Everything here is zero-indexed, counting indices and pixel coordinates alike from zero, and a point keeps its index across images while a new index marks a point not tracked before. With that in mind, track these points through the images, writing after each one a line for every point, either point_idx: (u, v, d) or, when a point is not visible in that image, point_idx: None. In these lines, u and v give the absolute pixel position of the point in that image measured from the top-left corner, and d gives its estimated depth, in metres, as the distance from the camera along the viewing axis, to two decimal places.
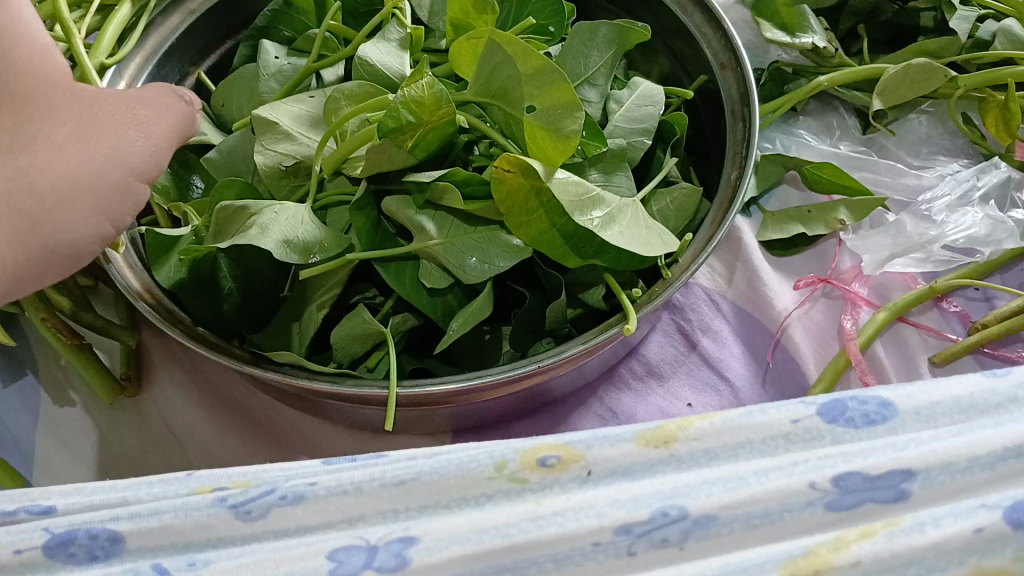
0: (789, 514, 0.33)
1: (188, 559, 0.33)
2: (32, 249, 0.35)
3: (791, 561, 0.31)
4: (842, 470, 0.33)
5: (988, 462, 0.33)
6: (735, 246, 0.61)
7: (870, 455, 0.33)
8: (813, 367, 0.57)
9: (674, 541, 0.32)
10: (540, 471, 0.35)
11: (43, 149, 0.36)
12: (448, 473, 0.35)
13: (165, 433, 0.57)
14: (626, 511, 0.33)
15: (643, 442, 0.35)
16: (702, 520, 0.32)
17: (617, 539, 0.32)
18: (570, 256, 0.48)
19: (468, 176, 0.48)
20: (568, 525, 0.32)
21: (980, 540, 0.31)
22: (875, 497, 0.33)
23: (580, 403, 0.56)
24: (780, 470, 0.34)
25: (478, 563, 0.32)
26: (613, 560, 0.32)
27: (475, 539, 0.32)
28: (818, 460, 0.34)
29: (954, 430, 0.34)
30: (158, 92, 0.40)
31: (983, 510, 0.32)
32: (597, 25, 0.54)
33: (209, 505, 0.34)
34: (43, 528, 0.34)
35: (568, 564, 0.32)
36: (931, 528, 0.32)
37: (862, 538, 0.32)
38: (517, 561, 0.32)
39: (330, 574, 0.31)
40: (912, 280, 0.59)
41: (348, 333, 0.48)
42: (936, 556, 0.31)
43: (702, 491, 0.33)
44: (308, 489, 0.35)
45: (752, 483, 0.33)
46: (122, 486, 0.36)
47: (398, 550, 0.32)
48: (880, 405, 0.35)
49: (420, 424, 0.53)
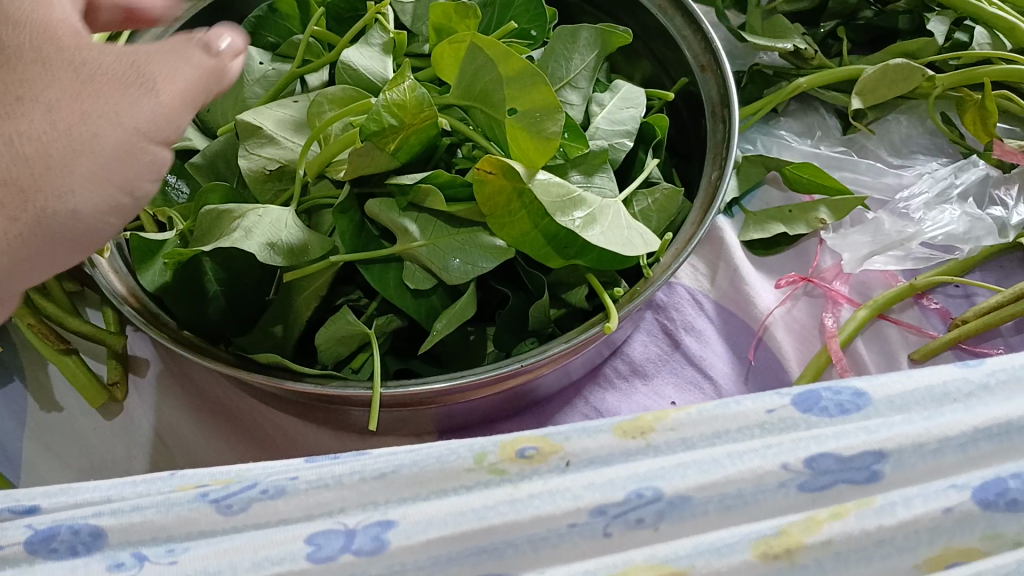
0: (760, 495, 0.34)
1: (167, 547, 0.34)
2: (31, 219, 0.33)
3: (764, 539, 0.33)
4: (814, 452, 0.35)
5: (960, 444, 0.34)
6: (717, 246, 0.61)
7: (842, 439, 0.35)
8: (796, 366, 0.57)
9: (649, 522, 0.34)
10: (519, 462, 0.36)
11: (29, 111, 0.33)
12: (428, 464, 0.36)
13: (151, 437, 0.57)
14: (601, 493, 0.34)
15: (620, 433, 0.37)
16: (677, 500, 0.34)
17: (593, 519, 0.34)
18: (552, 257, 0.49)
19: (451, 178, 0.49)
20: (545, 507, 0.34)
21: (949, 521, 0.33)
22: (846, 479, 0.34)
23: (565, 403, 0.57)
24: (753, 452, 0.35)
25: (457, 545, 0.33)
26: (590, 542, 0.34)
27: (453, 522, 0.33)
28: (792, 442, 0.35)
29: (925, 414, 0.36)
30: (175, 43, 0.36)
31: (952, 491, 0.33)
32: (578, 28, 0.55)
33: (191, 500, 0.35)
34: (26, 526, 0.34)
35: (544, 546, 0.33)
36: (903, 510, 0.33)
37: (834, 519, 0.33)
38: (495, 543, 0.33)
39: (308, 557, 0.32)
40: (893, 278, 0.60)
41: (332, 335, 0.49)
42: (905, 536, 0.33)
43: (677, 473, 0.34)
44: (289, 483, 0.35)
45: (724, 466, 0.35)
46: (106, 486, 0.36)
47: (376, 533, 0.33)
48: (853, 394, 0.37)
49: (406, 425, 0.53)
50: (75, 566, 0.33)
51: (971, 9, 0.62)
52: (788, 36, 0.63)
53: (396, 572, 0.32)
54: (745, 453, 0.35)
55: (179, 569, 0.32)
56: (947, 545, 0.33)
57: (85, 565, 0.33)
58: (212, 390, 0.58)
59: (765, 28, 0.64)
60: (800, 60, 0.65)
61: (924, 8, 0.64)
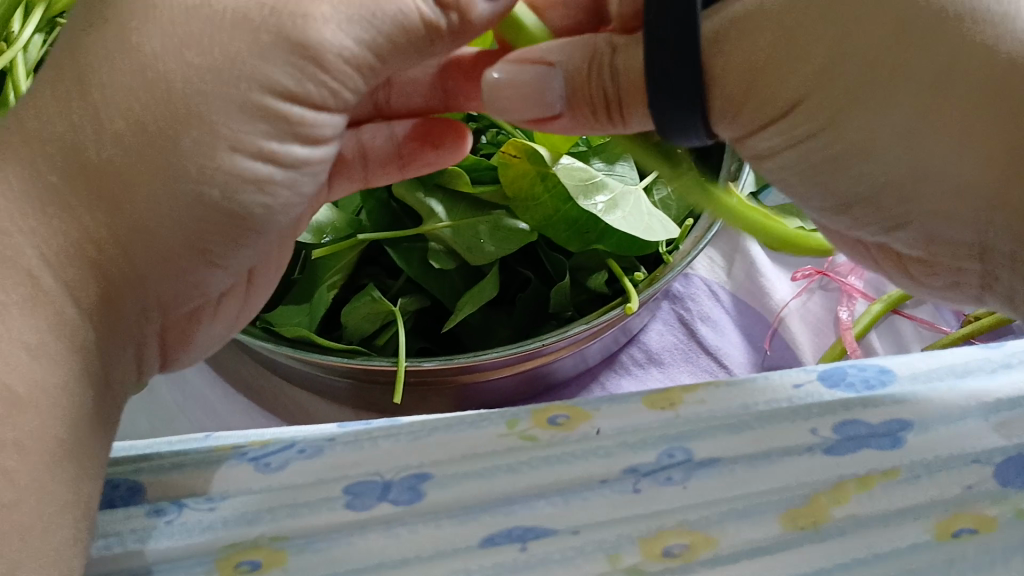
0: (789, 457, 0.38)
1: (207, 498, 0.36)
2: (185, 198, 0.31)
3: (794, 508, 0.37)
4: (844, 420, 0.39)
5: (982, 414, 0.39)
6: (734, 239, 0.63)
7: (868, 407, 0.39)
8: (810, 357, 0.58)
9: (678, 480, 0.38)
10: (550, 429, 0.39)
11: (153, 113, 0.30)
12: (462, 429, 0.38)
13: (175, 413, 0.58)
14: (632, 451, 0.38)
15: (649, 404, 0.40)
16: (706, 462, 0.38)
17: (624, 476, 0.38)
18: (572, 242, 0.49)
19: (476, 160, 0.51)
20: (576, 465, 0.38)
21: (970, 494, 0.38)
22: (872, 443, 0.39)
23: (581, 388, 0.57)
24: (784, 419, 0.39)
25: (490, 496, 0.37)
26: (619, 496, 0.37)
27: (490, 475, 0.37)
28: (822, 408, 0.40)
29: (953, 377, 0.40)
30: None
31: (975, 465, 0.38)
32: None
33: (230, 458, 0.37)
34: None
35: (574, 498, 0.37)
36: (926, 479, 0.38)
37: (862, 488, 0.38)
38: (523, 496, 0.37)
39: (347, 506, 0.36)
40: (907, 274, 0.61)
41: (358, 313, 0.50)
42: (926, 505, 0.38)
43: (707, 435, 0.39)
44: (326, 443, 0.37)
45: (754, 428, 0.39)
46: (141, 445, 0.38)
47: (412, 484, 0.37)
48: (878, 371, 0.41)
49: (424, 406, 0.54)
50: (120, 508, 0.35)
51: None
52: None
53: (430, 518, 0.36)
54: (771, 418, 0.39)
55: (219, 514, 0.35)
56: (959, 512, 0.38)
57: (127, 508, 0.35)
58: (236, 366, 0.59)
59: None
60: None
61: None
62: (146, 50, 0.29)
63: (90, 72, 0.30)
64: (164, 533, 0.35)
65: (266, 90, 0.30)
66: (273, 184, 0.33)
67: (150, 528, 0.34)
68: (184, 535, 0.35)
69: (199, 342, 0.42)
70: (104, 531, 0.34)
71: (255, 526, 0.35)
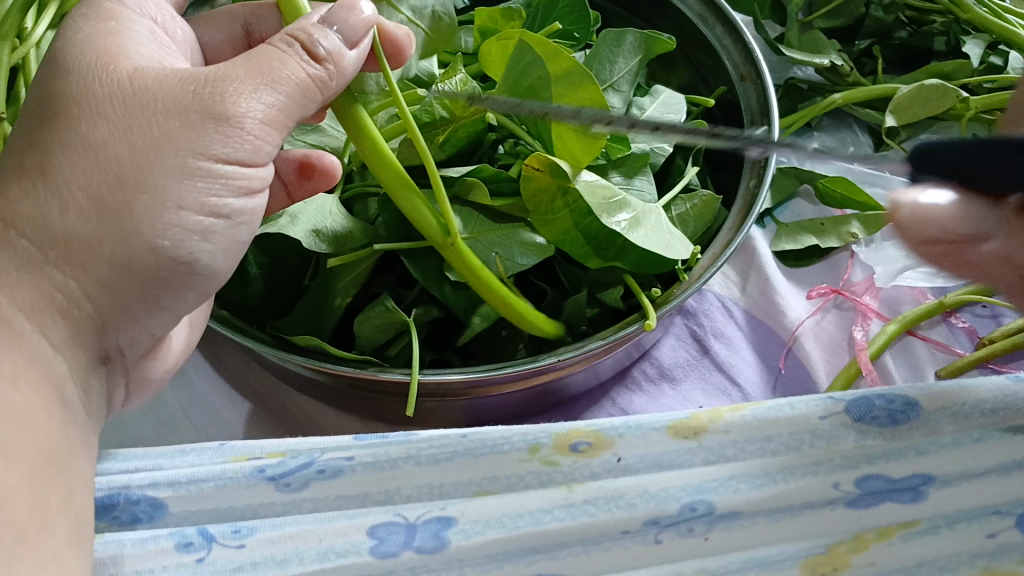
0: (811, 510, 0.37)
1: (232, 526, 0.35)
2: (120, 239, 0.34)
3: (813, 557, 0.37)
4: (864, 473, 0.38)
5: (1003, 470, 0.38)
6: (750, 254, 0.62)
7: (892, 459, 0.38)
8: (824, 377, 0.58)
9: (699, 532, 0.37)
10: (572, 455, 0.38)
11: (95, 168, 0.33)
12: (481, 453, 0.38)
13: (181, 419, 0.57)
14: (654, 504, 0.37)
15: (674, 434, 0.39)
16: (728, 514, 0.37)
17: (645, 528, 0.36)
18: (590, 257, 0.49)
19: (496, 172, 0.50)
20: (598, 516, 0.36)
21: (991, 544, 0.37)
22: (896, 498, 0.37)
23: (592, 403, 0.57)
24: (805, 468, 0.38)
25: (513, 545, 0.35)
26: (640, 547, 0.36)
27: (511, 525, 0.35)
28: (844, 460, 0.38)
29: (974, 436, 0.38)
30: (255, 61, 0.34)
31: (995, 516, 0.37)
32: (624, 33, 0.55)
33: (247, 474, 0.36)
34: (103, 482, 0.36)
35: (596, 548, 0.36)
36: (946, 531, 0.37)
37: (881, 538, 0.37)
38: (548, 545, 0.36)
39: (371, 552, 0.34)
40: (922, 296, 0.61)
41: (372, 324, 0.49)
42: (947, 558, 0.37)
43: (730, 487, 0.37)
44: (344, 463, 0.37)
45: (777, 482, 0.37)
46: (154, 453, 0.37)
47: (436, 531, 0.35)
48: (904, 403, 0.39)
49: (434, 417, 0.53)
50: (146, 540, 0.34)
51: (1004, 32, 0.62)
52: (824, 52, 0.63)
53: (453, 567, 0.35)
54: (797, 469, 0.37)
55: (247, 554, 0.34)
56: (988, 567, 0.37)
57: (154, 539, 0.34)
58: (246, 372, 0.59)
59: (801, 41, 0.65)
60: (835, 75, 0.66)
61: (960, 31, 0.65)
62: (96, 136, 0.33)
63: (48, 157, 0.33)
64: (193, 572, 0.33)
65: (206, 157, 0.34)
66: (214, 232, 0.37)
67: (181, 568, 0.33)
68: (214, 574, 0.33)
69: (153, 381, 0.45)
70: (130, 564, 0.33)
71: (284, 571, 0.33)
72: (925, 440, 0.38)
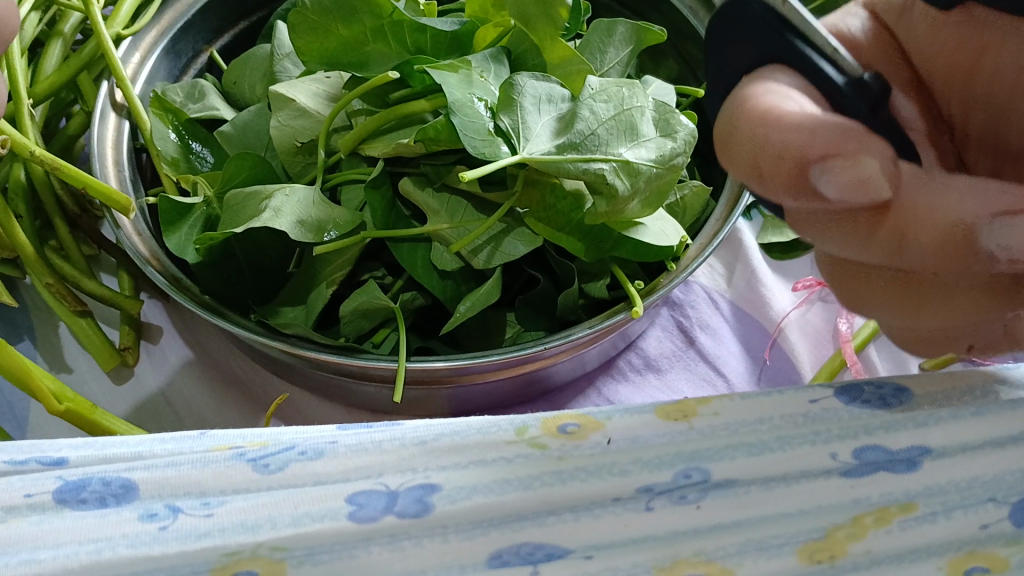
0: (807, 480, 0.37)
1: (201, 500, 0.35)
2: None
3: (811, 543, 0.38)
4: (864, 444, 0.37)
5: (1000, 442, 0.37)
6: (735, 247, 0.63)
7: (893, 430, 0.37)
8: (808, 369, 0.58)
9: (692, 500, 0.37)
10: (560, 437, 0.37)
11: None
12: (471, 435, 0.37)
13: (162, 404, 0.57)
14: (650, 471, 0.37)
15: (663, 415, 0.38)
16: (722, 483, 0.37)
17: (638, 495, 0.37)
18: (587, 251, 0.48)
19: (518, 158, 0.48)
20: (592, 481, 0.36)
21: (983, 534, 0.37)
22: (890, 469, 0.37)
23: (578, 392, 0.57)
24: (802, 437, 0.37)
25: (499, 511, 0.35)
26: (632, 513, 0.37)
27: (499, 490, 0.35)
28: (842, 430, 0.37)
29: (972, 410, 0.37)
30: None
31: (991, 504, 0.37)
32: (614, 23, 0.54)
33: (228, 458, 0.36)
34: (25, 494, 0.34)
35: (586, 516, 0.36)
36: (943, 519, 0.37)
37: (879, 525, 0.37)
38: (537, 512, 0.36)
39: (349, 517, 0.34)
40: None
41: (359, 308, 0.49)
42: (939, 544, 0.38)
43: (727, 455, 0.37)
44: (328, 446, 0.37)
45: (774, 450, 0.37)
46: (134, 442, 0.37)
47: (419, 496, 0.35)
48: (894, 390, 0.38)
49: (420, 405, 0.53)
50: (106, 513, 0.33)
51: None
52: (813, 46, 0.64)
53: (437, 532, 0.35)
54: (792, 439, 0.37)
55: (215, 521, 0.34)
56: (972, 551, 0.38)
57: (116, 512, 0.33)
58: (230, 362, 0.58)
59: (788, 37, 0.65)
60: None
61: None
62: None
63: None
64: (154, 539, 0.33)
65: None
66: None
67: (142, 533, 0.33)
68: (178, 540, 0.33)
69: None
70: (90, 537, 0.32)
71: (254, 535, 0.33)
72: (926, 410, 0.37)
